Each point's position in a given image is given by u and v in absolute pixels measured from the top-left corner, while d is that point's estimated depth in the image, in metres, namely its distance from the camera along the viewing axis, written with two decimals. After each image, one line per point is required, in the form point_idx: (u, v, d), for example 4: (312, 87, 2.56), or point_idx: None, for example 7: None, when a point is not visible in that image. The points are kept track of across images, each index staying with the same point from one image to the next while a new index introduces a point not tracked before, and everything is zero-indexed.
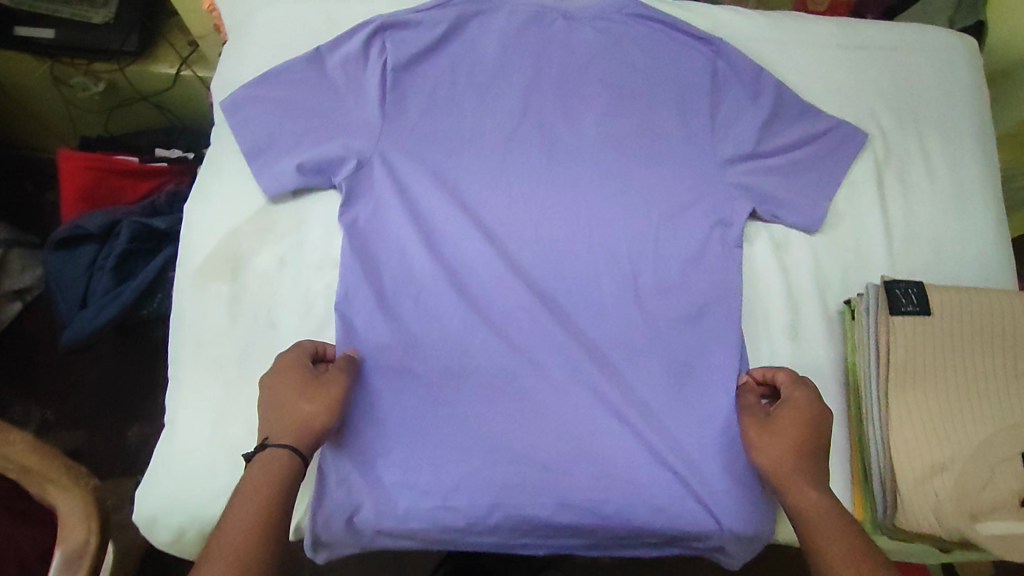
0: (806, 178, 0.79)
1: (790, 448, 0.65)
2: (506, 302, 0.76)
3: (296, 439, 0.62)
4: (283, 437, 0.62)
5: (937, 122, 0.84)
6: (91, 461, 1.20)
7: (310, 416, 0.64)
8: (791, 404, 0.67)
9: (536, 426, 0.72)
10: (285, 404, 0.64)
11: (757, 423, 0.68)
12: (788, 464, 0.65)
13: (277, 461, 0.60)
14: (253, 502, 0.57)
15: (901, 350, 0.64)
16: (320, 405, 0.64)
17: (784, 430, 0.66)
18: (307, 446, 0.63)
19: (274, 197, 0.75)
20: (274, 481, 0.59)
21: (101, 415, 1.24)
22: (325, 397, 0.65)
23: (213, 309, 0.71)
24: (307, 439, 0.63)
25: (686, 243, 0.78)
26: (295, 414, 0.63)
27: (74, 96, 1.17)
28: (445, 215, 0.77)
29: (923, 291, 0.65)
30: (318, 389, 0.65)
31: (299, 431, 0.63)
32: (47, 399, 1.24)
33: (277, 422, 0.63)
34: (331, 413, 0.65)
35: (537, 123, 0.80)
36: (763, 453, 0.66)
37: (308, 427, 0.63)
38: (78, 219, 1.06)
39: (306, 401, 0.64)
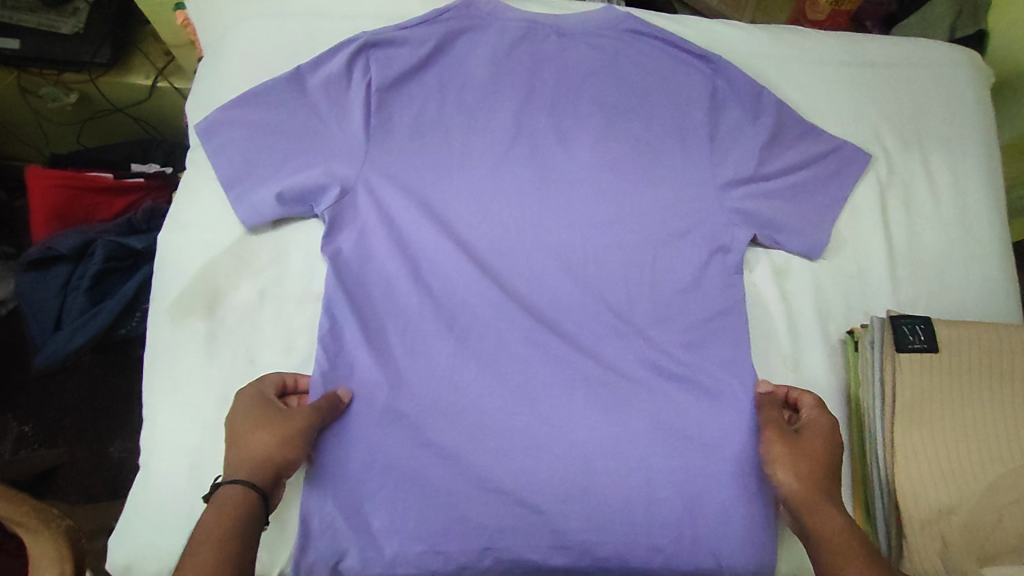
0: (808, 202, 0.77)
1: (815, 466, 0.63)
2: (497, 334, 0.72)
3: (251, 474, 0.59)
4: (236, 473, 0.58)
5: (941, 142, 0.82)
6: (72, 478, 1.15)
7: (268, 449, 0.60)
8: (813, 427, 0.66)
9: (530, 465, 0.69)
10: (241, 438, 0.61)
11: (785, 434, 0.65)
12: (812, 483, 0.62)
13: (230, 498, 0.56)
14: (206, 548, 0.52)
15: (908, 387, 0.63)
16: (276, 436, 0.61)
17: (811, 448, 0.64)
18: (263, 481, 0.58)
19: (253, 227, 0.71)
20: (230, 520, 0.54)
21: (81, 429, 1.19)
22: (284, 428, 0.61)
23: (189, 346, 0.68)
24: (263, 474, 0.59)
25: (684, 271, 0.75)
26: (251, 448, 0.60)
27: (43, 107, 1.11)
28: (433, 242, 0.74)
29: (930, 327, 0.64)
30: (278, 421, 0.62)
31: (256, 465, 0.59)
32: (27, 411, 1.20)
33: (230, 458, 0.59)
34: (293, 445, 0.61)
35: (529, 145, 0.77)
36: (787, 467, 0.64)
37: (264, 460, 0.59)
38: (49, 239, 1.01)
39: (263, 433, 0.61)
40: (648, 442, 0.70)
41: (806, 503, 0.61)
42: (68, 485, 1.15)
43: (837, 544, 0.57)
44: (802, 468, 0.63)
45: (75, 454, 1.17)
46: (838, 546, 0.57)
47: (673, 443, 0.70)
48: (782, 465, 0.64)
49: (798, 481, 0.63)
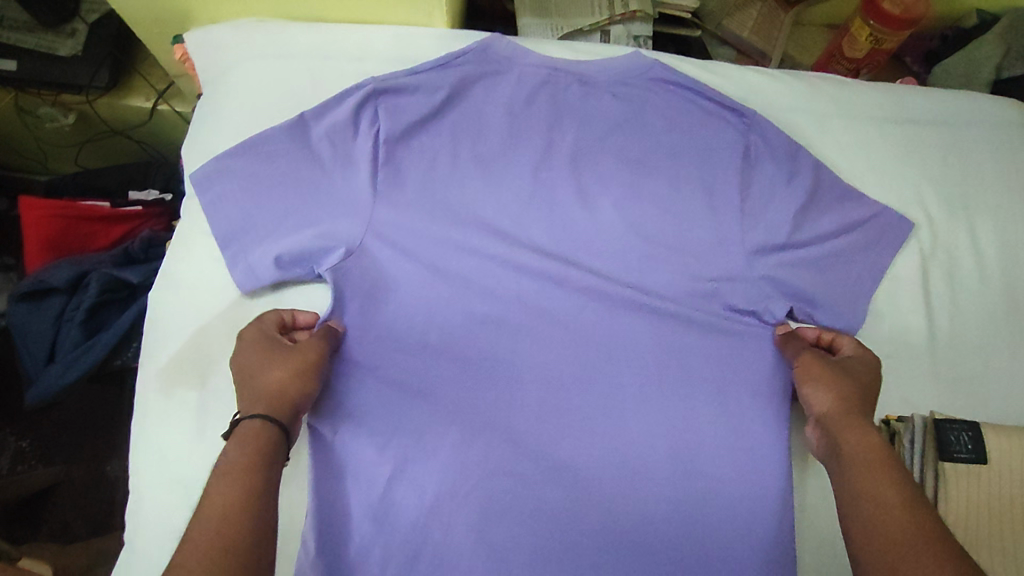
0: (844, 273, 0.71)
1: (852, 390, 0.61)
2: (505, 408, 0.68)
3: (271, 408, 0.57)
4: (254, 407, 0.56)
5: (991, 208, 0.76)
6: (70, 496, 1.12)
7: (282, 384, 0.58)
8: (856, 361, 0.64)
9: (537, 555, 0.64)
10: (253, 377, 0.59)
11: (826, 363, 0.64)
12: (851, 402, 0.60)
13: (249, 430, 0.54)
14: (228, 472, 0.50)
15: (951, 504, 0.57)
16: (290, 371, 0.59)
17: (851, 376, 0.63)
18: (281, 415, 0.56)
19: (251, 291, 0.67)
20: (249, 448, 0.52)
21: (80, 447, 1.16)
22: (297, 366, 0.60)
23: (180, 418, 0.63)
24: (280, 407, 0.57)
25: (709, 344, 0.70)
26: (267, 385, 0.58)
27: (40, 126, 1.07)
28: (443, 305, 0.69)
29: (978, 434, 0.58)
30: (288, 356, 0.60)
31: (271, 400, 0.57)
32: (25, 427, 1.16)
33: (247, 395, 0.57)
34: (306, 383, 0.60)
35: (546, 202, 0.72)
36: (825, 386, 0.62)
37: (282, 394, 0.58)
38: (42, 270, 0.97)
39: (278, 369, 0.59)
40: (663, 529, 0.66)
41: (841, 419, 0.59)
42: (64, 503, 1.11)
43: (869, 457, 0.54)
44: (842, 391, 0.61)
45: (73, 472, 1.13)
46: (875, 460, 0.54)
47: (688, 531, 0.66)
48: (818, 385, 0.62)
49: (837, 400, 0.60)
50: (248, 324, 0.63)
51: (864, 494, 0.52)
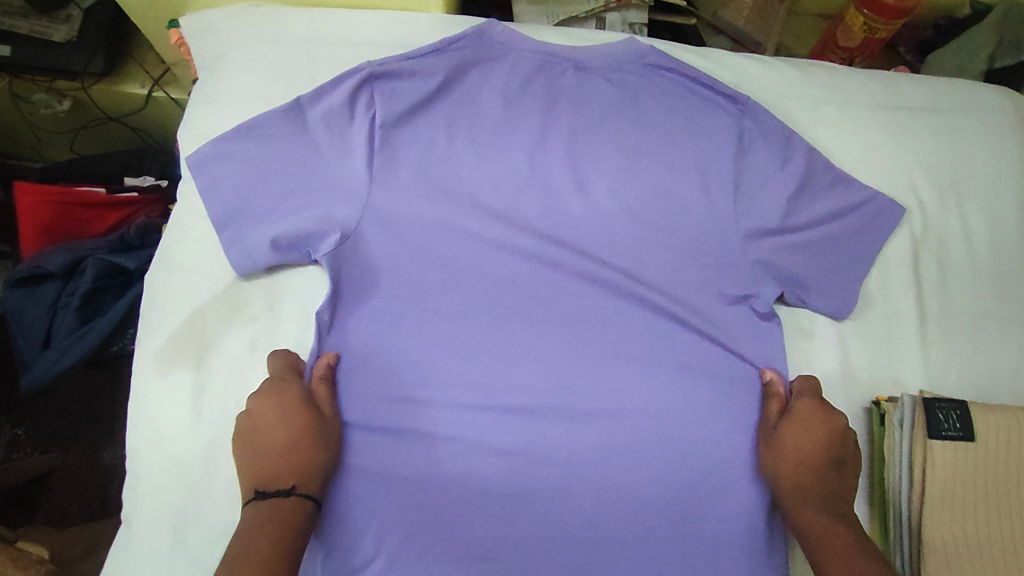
0: (836, 258, 0.72)
1: (802, 459, 0.65)
2: (500, 392, 0.68)
3: (305, 486, 0.60)
4: (278, 482, 0.59)
5: (981, 195, 0.77)
6: (66, 483, 1.12)
7: (319, 462, 0.61)
8: (800, 415, 0.66)
9: (531, 533, 0.66)
10: (271, 446, 0.60)
11: (775, 426, 0.67)
12: (796, 477, 0.64)
13: (280, 507, 0.57)
14: (265, 547, 0.54)
15: (939, 479, 0.58)
16: (324, 449, 0.62)
17: (795, 443, 0.65)
18: (309, 488, 0.60)
19: (245, 274, 0.67)
20: (283, 524, 0.56)
21: (76, 435, 1.16)
22: (320, 433, 0.62)
23: (176, 399, 0.64)
24: (307, 478, 0.60)
25: (702, 328, 0.71)
26: (304, 458, 0.61)
27: (35, 112, 1.06)
28: (438, 288, 0.69)
29: (967, 413, 0.59)
30: (320, 429, 0.62)
31: (297, 470, 0.60)
32: (22, 413, 1.16)
33: (278, 466, 0.59)
34: (328, 446, 0.63)
35: (542, 186, 0.72)
36: (774, 462, 0.65)
37: (316, 471, 0.61)
38: (37, 256, 0.97)
39: (314, 445, 0.61)
40: (657, 510, 0.67)
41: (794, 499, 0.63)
42: (61, 490, 1.12)
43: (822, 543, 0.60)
44: (792, 466, 0.64)
45: (69, 458, 1.13)
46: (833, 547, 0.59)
47: (681, 511, 0.67)
48: (769, 458, 0.66)
49: (791, 474, 0.64)
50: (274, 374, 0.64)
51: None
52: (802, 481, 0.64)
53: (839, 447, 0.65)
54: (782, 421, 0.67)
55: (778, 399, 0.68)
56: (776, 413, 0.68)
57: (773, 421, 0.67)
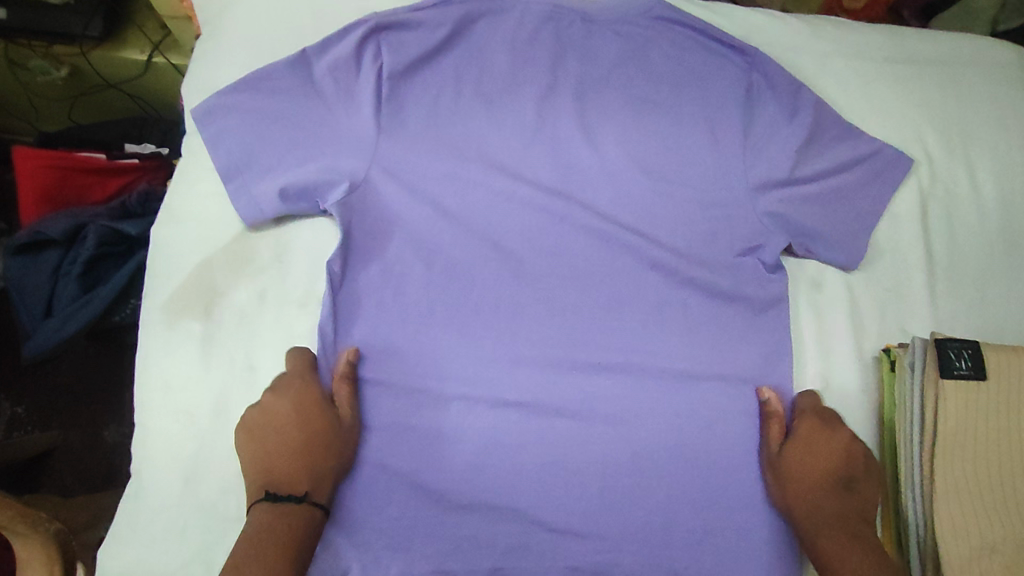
0: (846, 209, 0.72)
1: (803, 483, 0.62)
2: (508, 343, 0.67)
3: (316, 491, 0.57)
4: (292, 483, 0.57)
5: (988, 147, 0.77)
6: (68, 461, 1.08)
7: (331, 467, 0.59)
8: (794, 441, 0.64)
9: (544, 484, 0.64)
10: (285, 448, 0.58)
11: (772, 456, 0.65)
12: (803, 506, 0.61)
13: (292, 510, 0.54)
14: (274, 551, 0.51)
15: (952, 418, 0.57)
16: (338, 455, 0.60)
17: (795, 470, 0.63)
18: (322, 495, 0.57)
19: (253, 225, 0.66)
20: (294, 527, 0.53)
21: (78, 412, 1.11)
22: (339, 441, 0.60)
23: (184, 350, 0.63)
24: (322, 485, 0.57)
25: (716, 278, 0.69)
26: (318, 462, 0.58)
27: (32, 80, 1.04)
28: (448, 239, 0.68)
29: (978, 350, 0.58)
30: (336, 434, 0.60)
31: (313, 475, 0.57)
32: (21, 391, 1.11)
33: (291, 467, 0.57)
34: (345, 455, 0.60)
35: (551, 139, 0.72)
36: (779, 491, 0.63)
37: (327, 477, 0.58)
38: (38, 222, 0.96)
39: (328, 449, 0.59)
40: (672, 461, 0.65)
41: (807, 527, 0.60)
42: (64, 468, 1.07)
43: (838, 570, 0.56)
44: (798, 491, 0.62)
45: (71, 437, 1.09)
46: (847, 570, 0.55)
47: (697, 462, 0.65)
48: (773, 489, 0.63)
49: (795, 502, 0.62)
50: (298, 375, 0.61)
51: None
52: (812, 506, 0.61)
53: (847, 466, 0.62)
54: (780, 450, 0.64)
55: (775, 420, 0.65)
56: (776, 438, 0.65)
57: (773, 448, 0.64)
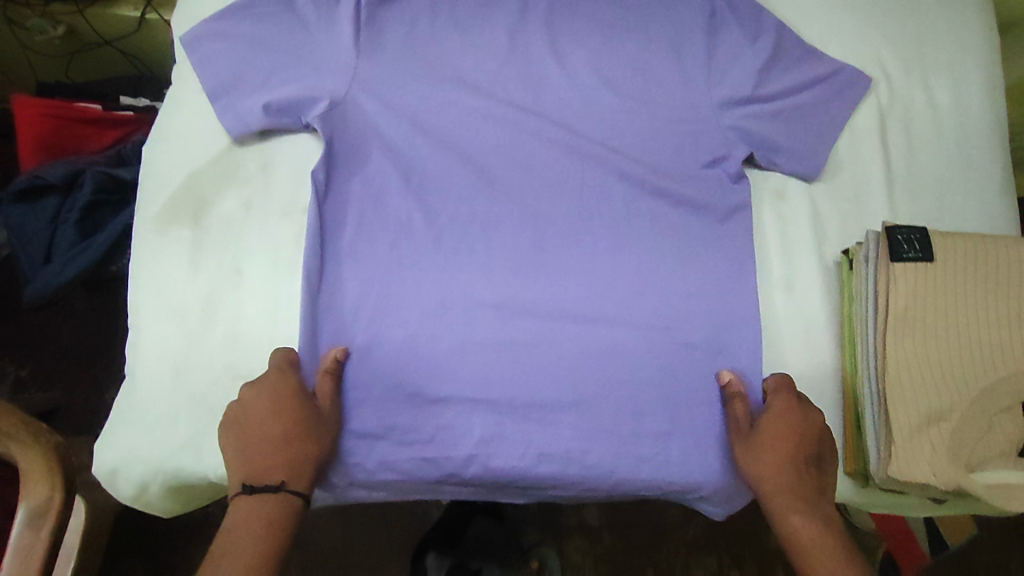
0: (807, 124, 0.75)
1: (782, 458, 0.63)
2: (484, 252, 0.70)
3: (297, 480, 0.60)
4: (272, 474, 0.60)
5: (946, 68, 0.80)
6: (70, 423, 1.08)
7: (311, 455, 0.61)
8: (772, 419, 0.64)
9: (519, 379, 0.67)
10: (265, 439, 0.60)
11: (749, 431, 0.65)
12: (778, 482, 0.63)
13: (271, 500, 0.59)
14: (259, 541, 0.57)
15: (901, 298, 0.60)
16: (318, 443, 0.61)
17: (771, 447, 0.64)
18: (303, 484, 0.60)
19: (239, 138, 0.69)
20: (277, 519, 0.58)
21: (79, 373, 1.12)
22: (320, 431, 0.62)
23: (175, 254, 0.66)
24: (302, 474, 0.60)
25: (682, 189, 0.72)
26: (296, 453, 0.60)
27: (30, 40, 1.08)
28: (425, 154, 0.71)
29: (926, 236, 0.61)
30: (316, 424, 0.61)
31: (292, 465, 0.60)
32: (23, 355, 1.12)
33: (270, 459, 0.60)
34: (327, 442, 0.62)
35: (523, 63, 0.75)
36: (757, 464, 0.64)
37: (307, 466, 0.61)
38: (37, 169, 0.99)
39: (307, 440, 0.61)
40: (640, 357, 0.68)
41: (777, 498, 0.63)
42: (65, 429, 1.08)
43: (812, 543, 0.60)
44: (773, 468, 0.63)
45: (73, 398, 1.10)
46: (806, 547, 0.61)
47: (664, 359, 0.68)
48: (750, 462, 0.64)
49: (771, 477, 0.63)
50: (275, 368, 0.62)
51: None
52: (788, 482, 0.63)
53: (819, 446, 0.64)
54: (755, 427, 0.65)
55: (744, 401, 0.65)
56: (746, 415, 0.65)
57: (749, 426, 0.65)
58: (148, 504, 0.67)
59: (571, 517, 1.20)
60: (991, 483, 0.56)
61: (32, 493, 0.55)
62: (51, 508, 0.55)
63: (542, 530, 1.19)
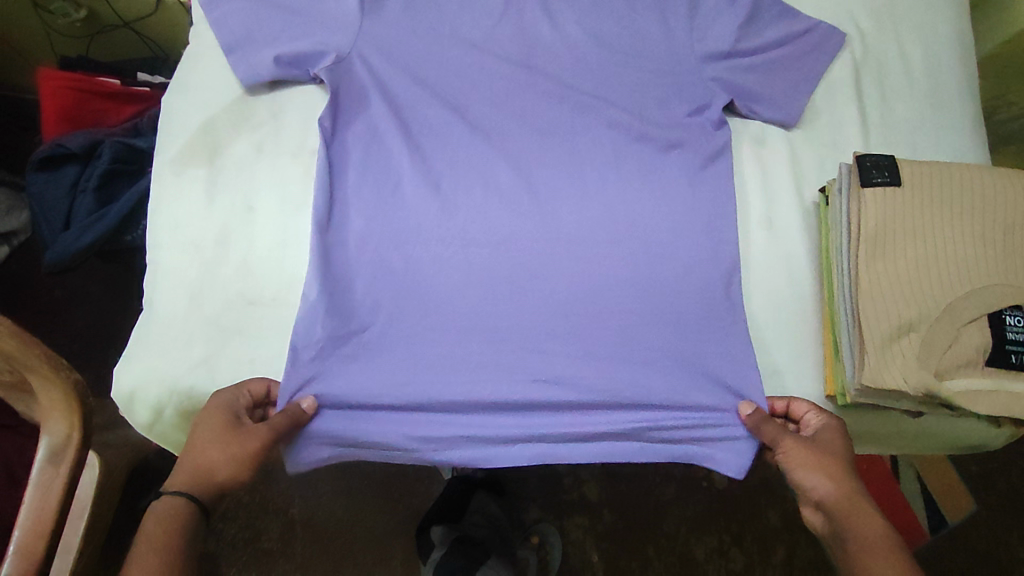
0: (784, 74, 0.80)
1: (840, 464, 0.61)
2: (481, 198, 0.73)
3: (195, 487, 0.57)
4: (177, 477, 0.58)
5: (915, 26, 0.85)
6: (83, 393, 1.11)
7: (214, 466, 0.58)
8: (819, 429, 0.64)
9: (516, 310, 0.70)
10: (189, 445, 0.59)
11: (794, 442, 0.63)
12: (844, 483, 0.59)
13: (168, 503, 0.56)
14: (150, 554, 0.52)
15: (872, 219, 0.63)
16: (226, 457, 0.58)
17: (827, 450, 0.62)
18: (206, 494, 0.58)
19: (251, 88, 0.74)
20: (172, 529, 0.54)
21: (91, 347, 1.15)
22: (239, 448, 0.58)
23: (191, 193, 0.70)
24: (203, 485, 0.58)
25: (667, 136, 0.77)
26: (202, 458, 0.58)
27: (54, 23, 1.14)
28: (424, 105, 0.76)
29: (894, 163, 0.65)
30: (235, 440, 0.59)
31: (197, 473, 0.58)
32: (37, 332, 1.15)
33: (181, 460, 0.59)
34: (239, 462, 0.58)
35: (517, 21, 0.80)
36: (812, 468, 0.60)
37: (208, 476, 0.58)
38: (61, 138, 1.04)
39: (216, 449, 0.58)
40: (630, 292, 0.71)
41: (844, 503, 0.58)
42: None
43: (886, 546, 0.54)
44: (835, 472, 0.60)
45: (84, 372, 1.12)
46: (883, 552, 0.54)
47: (654, 292, 0.71)
48: (807, 468, 0.61)
49: (832, 483, 0.59)
50: (230, 387, 0.63)
51: None
52: (847, 488, 0.59)
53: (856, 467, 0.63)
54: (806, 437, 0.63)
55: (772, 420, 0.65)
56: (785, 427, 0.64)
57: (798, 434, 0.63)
58: (161, 434, 0.69)
59: (572, 494, 1.22)
60: (958, 389, 0.60)
61: (53, 430, 0.56)
62: (72, 445, 0.56)
63: (543, 506, 1.21)
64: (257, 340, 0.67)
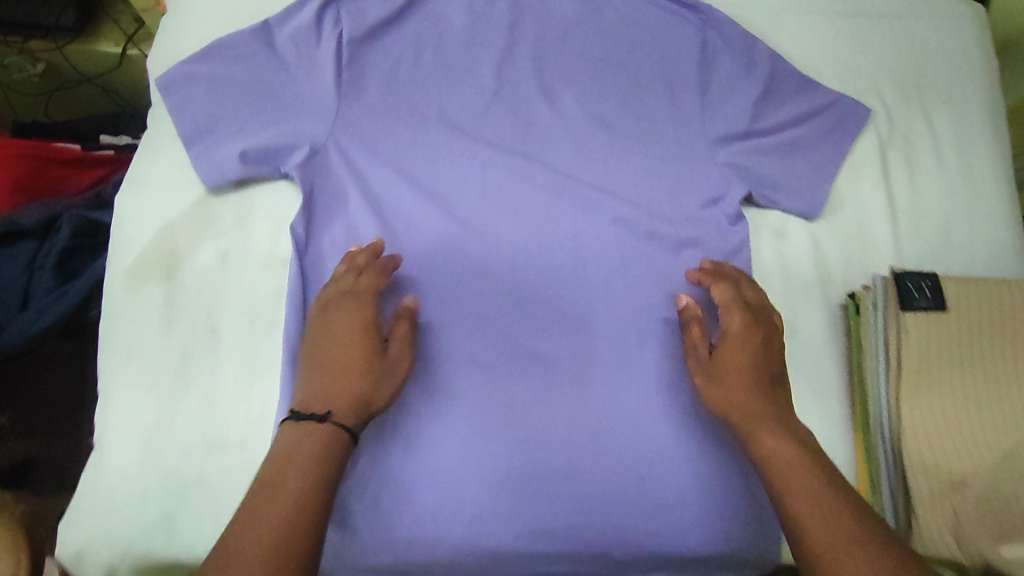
0: (805, 159, 0.72)
1: (745, 370, 0.57)
2: (473, 310, 0.65)
3: (347, 410, 0.51)
4: (318, 405, 0.51)
5: (943, 97, 0.78)
6: None
7: (365, 388, 0.53)
8: (728, 334, 0.59)
9: (516, 445, 0.61)
10: (326, 367, 0.53)
11: (703, 364, 0.60)
12: (745, 387, 0.56)
13: (316, 432, 0.48)
14: (302, 471, 0.46)
15: (913, 350, 0.57)
16: (373, 378, 0.54)
17: (731, 359, 0.58)
18: (360, 419, 0.52)
19: (213, 188, 0.66)
20: (329, 455, 0.47)
21: None
22: (386, 366, 0.55)
23: (147, 314, 0.62)
24: (365, 419, 0.52)
25: (678, 233, 0.69)
26: (347, 373, 0.53)
27: (10, 78, 1.06)
28: (409, 200, 0.68)
29: (934, 283, 0.58)
30: (380, 353, 0.55)
31: (342, 397, 0.51)
32: None
33: (319, 381, 0.52)
34: (388, 385, 0.55)
35: (511, 98, 0.72)
36: (716, 394, 0.57)
37: (360, 397, 0.52)
38: (14, 213, 0.91)
39: (358, 368, 0.53)
40: (643, 417, 0.64)
41: (742, 410, 0.54)
42: None
43: (788, 468, 0.50)
44: (734, 391, 0.56)
45: None
46: (803, 481, 0.48)
47: (668, 419, 0.64)
48: (712, 383, 0.58)
49: (732, 385, 0.56)
50: (350, 291, 0.58)
51: (783, 497, 0.49)
52: (745, 404, 0.55)
53: (784, 367, 0.59)
54: (715, 349, 0.60)
55: (693, 324, 0.62)
56: (697, 339, 0.61)
57: (702, 352, 0.60)
58: None
59: None
60: None
61: None
62: None
63: None
64: (222, 495, 0.58)
